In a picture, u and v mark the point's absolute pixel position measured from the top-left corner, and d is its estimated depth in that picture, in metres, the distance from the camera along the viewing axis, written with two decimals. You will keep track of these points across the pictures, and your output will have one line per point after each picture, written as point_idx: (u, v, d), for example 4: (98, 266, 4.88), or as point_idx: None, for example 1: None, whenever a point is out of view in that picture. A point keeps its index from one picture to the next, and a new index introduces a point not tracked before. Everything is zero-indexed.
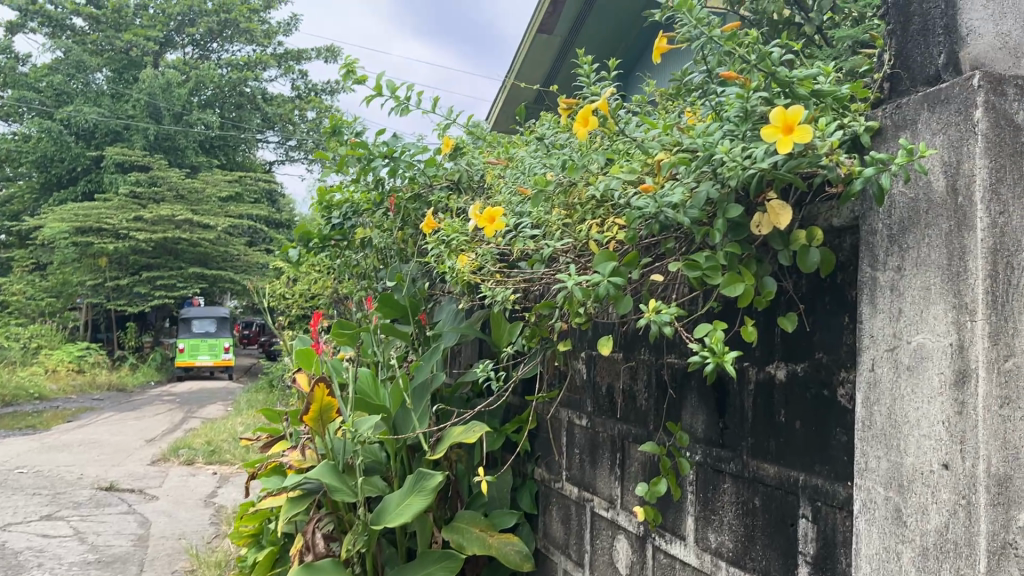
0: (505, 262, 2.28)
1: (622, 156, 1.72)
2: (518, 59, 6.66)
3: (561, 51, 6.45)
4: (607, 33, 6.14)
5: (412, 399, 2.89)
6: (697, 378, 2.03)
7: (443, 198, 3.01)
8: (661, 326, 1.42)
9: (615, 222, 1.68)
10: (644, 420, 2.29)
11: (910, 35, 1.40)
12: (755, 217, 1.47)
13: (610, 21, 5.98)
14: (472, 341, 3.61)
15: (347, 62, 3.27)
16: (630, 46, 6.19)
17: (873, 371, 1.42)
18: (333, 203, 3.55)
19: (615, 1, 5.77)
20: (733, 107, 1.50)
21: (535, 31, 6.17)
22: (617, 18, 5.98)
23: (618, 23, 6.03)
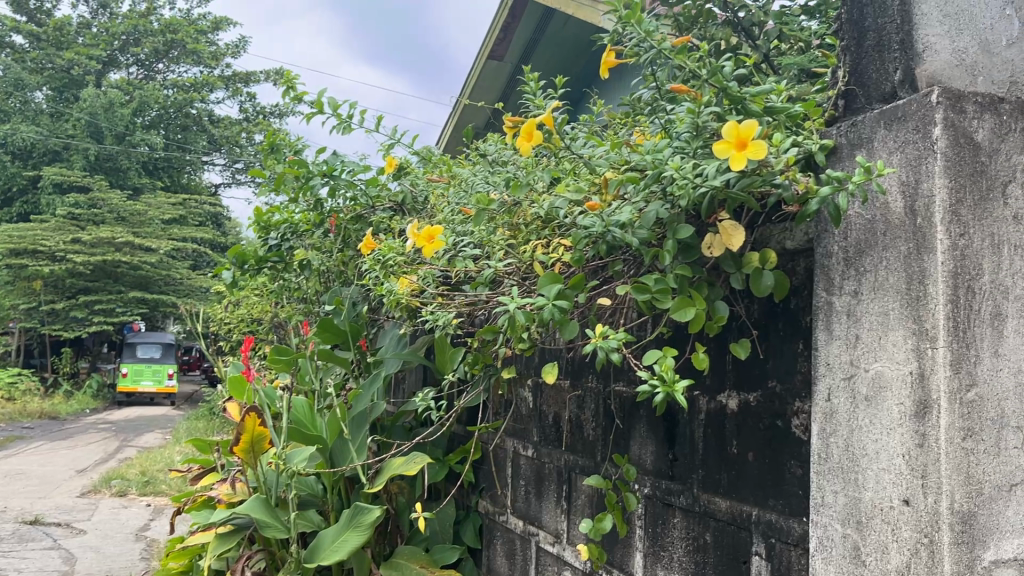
0: (448, 285, 2.18)
1: (569, 174, 1.65)
2: (467, 83, 6.61)
3: (512, 76, 6.42)
4: (557, 60, 6.13)
5: (350, 429, 2.77)
6: (647, 407, 1.95)
7: (386, 220, 2.93)
8: (609, 352, 1.33)
9: (560, 243, 1.60)
10: (591, 450, 2.20)
11: (864, 51, 1.35)
12: (707, 238, 1.40)
13: (561, 47, 5.97)
14: (416, 367, 3.50)
15: (287, 79, 3.16)
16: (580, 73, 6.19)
17: (830, 401, 1.35)
18: (271, 224, 3.30)
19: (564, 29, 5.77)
20: (684, 124, 1.43)
21: (486, 55, 6.13)
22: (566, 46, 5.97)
23: (568, 51, 6.02)
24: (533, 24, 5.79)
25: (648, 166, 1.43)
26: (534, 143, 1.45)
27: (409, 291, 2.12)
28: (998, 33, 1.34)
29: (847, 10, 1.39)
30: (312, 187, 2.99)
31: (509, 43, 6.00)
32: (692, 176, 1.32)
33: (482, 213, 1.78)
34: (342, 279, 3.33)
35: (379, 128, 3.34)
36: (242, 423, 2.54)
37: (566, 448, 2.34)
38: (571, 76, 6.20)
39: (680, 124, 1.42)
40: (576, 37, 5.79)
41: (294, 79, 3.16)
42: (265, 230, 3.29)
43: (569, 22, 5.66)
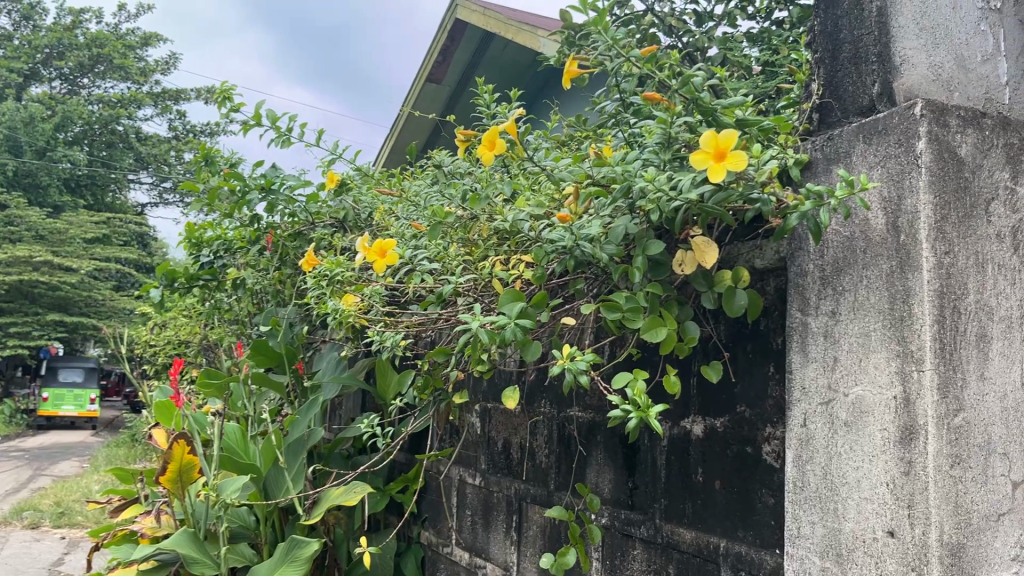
0: (395, 304, 2.07)
1: (530, 188, 1.57)
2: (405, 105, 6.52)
3: (451, 99, 6.36)
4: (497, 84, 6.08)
5: (287, 457, 2.63)
6: (604, 433, 1.88)
7: (327, 237, 2.80)
8: (577, 374, 1.25)
9: (520, 259, 1.52)
10: (544, 478, 2.11)
11: (840, 64, 1.31)
12: (678, 254, 1.33)
13: (499, 71, 5.93)
14: (355, 392, 3.39)
15: (222, 88, 3.01)
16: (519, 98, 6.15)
17: (806, 426, 1.29)
18: (203, 240, 3.14)
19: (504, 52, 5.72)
20: (654, 134, 1.35)
21: (424, 78, 6.05)
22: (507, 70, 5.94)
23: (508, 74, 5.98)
24: (472, 48, 5.75)
25: (617, 178, 1.35)
26: (498, 153, 1.36)
27: (355, 310, 2.00)
28: (973, 49, 1.31)
29: (821, 22, 1.35)
30: (248, 201, 2.83)
31: (447, 67, 5.94)
32: (666, 188, 1.25)
33: (437, 227, 1.68)
34: (279, 298, 3.19)
35: (320, 142, 3.22)
36: (169, 452, 2.37)
37: (517, 475, 2.25)
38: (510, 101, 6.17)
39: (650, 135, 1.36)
40: (514, 62, 5.76)
41: (230, 89, 3.02)
42: (196, 247, 3.12)
43: (508, 47, 5.64)
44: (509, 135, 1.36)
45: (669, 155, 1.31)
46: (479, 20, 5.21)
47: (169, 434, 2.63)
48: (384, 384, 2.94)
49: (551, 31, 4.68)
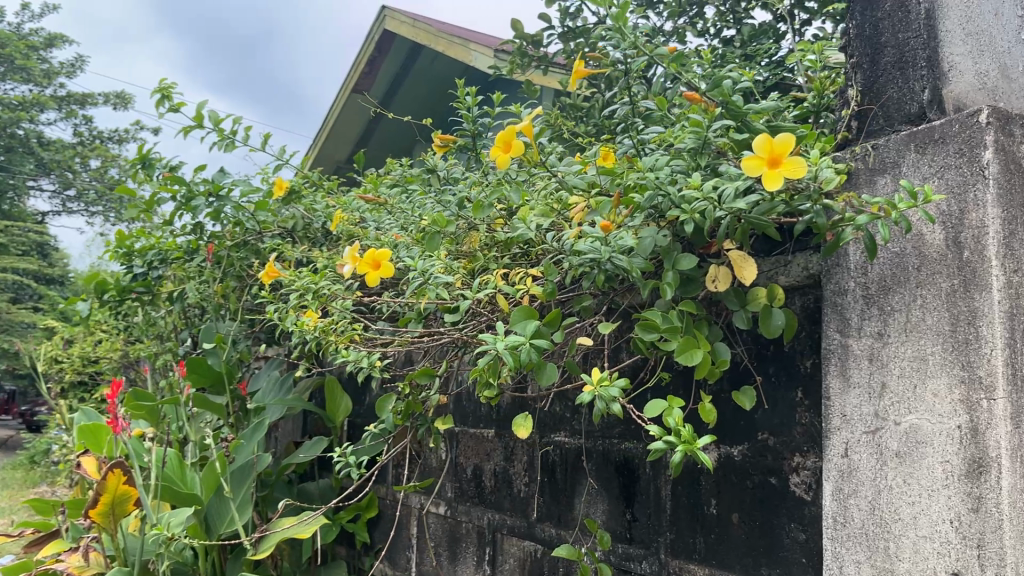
0: (366, 320, 1.92)
1: (536, 198, 1.45)
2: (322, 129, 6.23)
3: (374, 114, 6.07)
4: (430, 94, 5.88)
5: (231, 485, 2.45)
6: (595, 460, 1.76)
7: (279, 247, 2.65)
8: (609, 402, 1.12)
9: (527, 273, 1.39)
10: (524, 508, 1.98)
11: (881, 69, 1.23)
12: (711, 270, 1.22)
13: (429, 84, 5.76)
14: (296, 414, 3.23)
15: (161, 86, 2.79)
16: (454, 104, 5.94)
17: (847, 457, 1.20)
18: (135, 249, 2.87)
19: (434, 65, 5.55)
20: (685, 139, 1.25)
21: (350, 88, 5.74)
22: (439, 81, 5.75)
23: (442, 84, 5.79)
24: (400, 60, 5.54)
25: (644, 185, 1.25)
26: (515, 155, 1.23)
27: (325, 327, 1.84)
28: (1016, 58, 1.22)
29: (857, 24, 1.27)
30: (192, 208, 2.59)
31: (373, 79, 5.67)
32: (706, 197, 1.15)
33: (427, 237, 1.54)
34: (219, 312, 2.97)
35: (265, 147, 3.03)
36: (103, 483, 2.14)
37: (490, 505, 2.11)
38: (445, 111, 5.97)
39: (680, 139, 1.25)
40: (446, 74, 5.61)
41: (169, 87, 2.81)
42: (128, 256, 2.89)
43: (437, 59, 5.49)
44: (527, 136, 1.23)
45: (704, 161, 1.21)
46: (409, 31, 4.98)
47: (101, 461, 2.38)
48: (333, 407, 2.76)
49: (487, 44, 4.52)
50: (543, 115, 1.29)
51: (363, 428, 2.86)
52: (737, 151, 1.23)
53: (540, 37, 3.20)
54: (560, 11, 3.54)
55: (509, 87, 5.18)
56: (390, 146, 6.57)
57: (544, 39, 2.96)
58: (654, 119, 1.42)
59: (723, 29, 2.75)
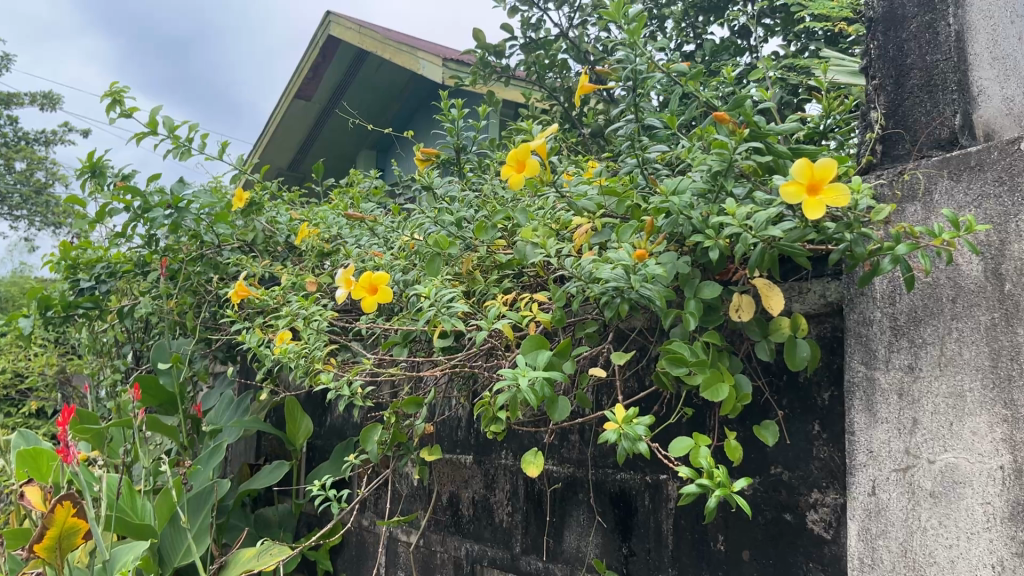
0: (343, 343, 1.82)
1: (540, 220, 1.38)
2: (265, 134, 6.01)
3: (318, 118, 5.84)
4: (377, 98, 5.68)
5: (187, 514, 2.33)
6: (587, 492, 1.69)
7: (238, 261, 2.52)
8: (636, 441, 1.05)
9: (533, 298, 1.31)
10: (506, 539, 1.89)
11: (907, 91, 1.19)
12: (734, 298, 1.16)
13: (374, 90, 5.57)
14: (252, 435, 3.08)
15: (112, 90, 2.64)
16: (403, 106, 5.76)
17: (875, 496, 1.15)
18: (81, 262, 2.71)
19: (379, 70, 5.34)
20: (705, 161, 1.18)
21: (293, 94, 5.50)
22: (385, 85, 5.54)
23: (388, 89, 5.59)
24: (345, 65, 5.30)
25: (663, 208, 1.18)
26: (528, 175, 1.16)
27: (302, 350, 1.74)
28: None
29: (879, 45, 1.23)
30: (147, 220, 2.44)
31: (317, 84, 5.43)
32: (736, 224, 1.09)
33: (421, 259, 1.45)
34: (172, 328, 2.82)
35: (222, 155, 2.88)
36: (50, 515, 2.00)
37: (468, 535, 2.02)
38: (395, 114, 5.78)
39: (699, 160, 1.19)
40: (391, 79, 5.42)
41: (121, 90, 2.66)
42: (74, 269, 2.72)
43: (382, 67, 5.29)
44: (542, 155, 1.16)
45: (727, 185, 1.15)
46: (354, 39, 4.82)
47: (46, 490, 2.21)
48: (293, 429, 2.63)
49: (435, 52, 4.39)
50: (556, 133, 1.21)
51: (324, 451, 2.74)
52: (761, 175, 1.17)
53: (503, 47, 3.12)
54: (521, 21, 3.46)
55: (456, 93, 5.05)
56: (337, 151, 6.38)
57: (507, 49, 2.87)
58: (662, 138, 1.36)
59: (690, 42, 2.70)
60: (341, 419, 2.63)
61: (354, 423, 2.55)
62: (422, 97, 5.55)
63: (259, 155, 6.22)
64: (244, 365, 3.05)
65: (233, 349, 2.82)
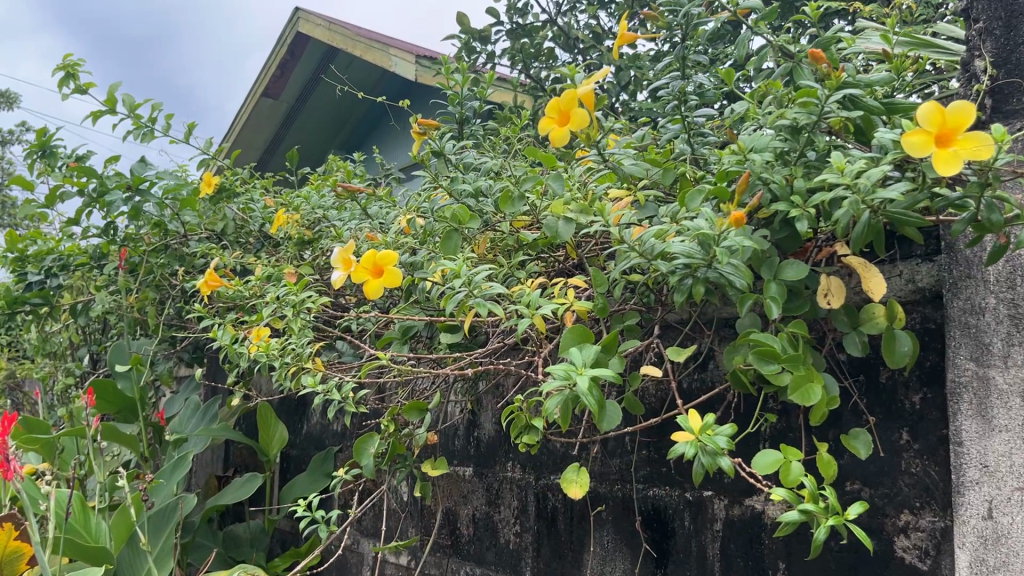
0: (329, 339, 1.59)
1: (573, 192, 1.17)
2: (231, 127, 5.71)
3: (285, 117, 5.55)
4: (347, 96, 5.37)
5: (147, 535, 2.07)
6: (611, 509, 1.47)
7: (208, 252, 2.28)
8: (718, 454, 0.84)
9: (568, 283, 1.10)
10: (515, 563, 1.67)
11: (1021, 33, 0.99)
12: (821, 281, 0.96)
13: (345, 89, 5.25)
14: (221, 443, 2.84)
15: (65, 63, 2.38)
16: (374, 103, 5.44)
17: (992, 520, 0.93)
18: (31, 253, 2.44)
19: (349, 71, 5.02)
20: (785, 116, 0.98)
21: (259, 93, 5.22)
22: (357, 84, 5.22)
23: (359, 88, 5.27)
24: (314, 63, 5.00)
25: (734, 171, 0.97)
26: (574, 129, 0.95)
27: (282, 348, 1.51)
28: None
29: None
30: (102, 205, 2.18)
31: (284, 83, 5.15)
32: (835, 186, 0.88)
33: (428, 237, 1.23)
34: (132, 327, 2.56)
35: (188, 136, 2.63)
36: None
37: (468, 558, 1.80)
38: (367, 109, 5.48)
39: (778, 115, 0.98)
40: (362, 78, 5.10)
41: (75, 64, 2.40)
42: (22, 263, 2.44)
43: (352, 66, 4.95)
44: (590, 105, 0.94)
45: (815, 142, 0.94)
46: (325, 36, 4.51)
47: None
48: (266, 437, 2.39)
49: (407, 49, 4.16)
50: (606, 78, 0.99)
51: (300, 462, 2.50)
52: (853, 132, 0.97)
53: (490, 32, 2.90)
54: (507, 7, 3.26)
55: (429, 90, 4.78)
56: (307, 145, 6.09)
57: (491, 33, 2.65)
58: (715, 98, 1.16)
59: None
60: (319, 427, 2.39)
61: (333, 432, 2.32)
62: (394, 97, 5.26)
63: (226, 149, 5.92)
64: (213, 366, 2.80)
65: (199, 350, 2.57)
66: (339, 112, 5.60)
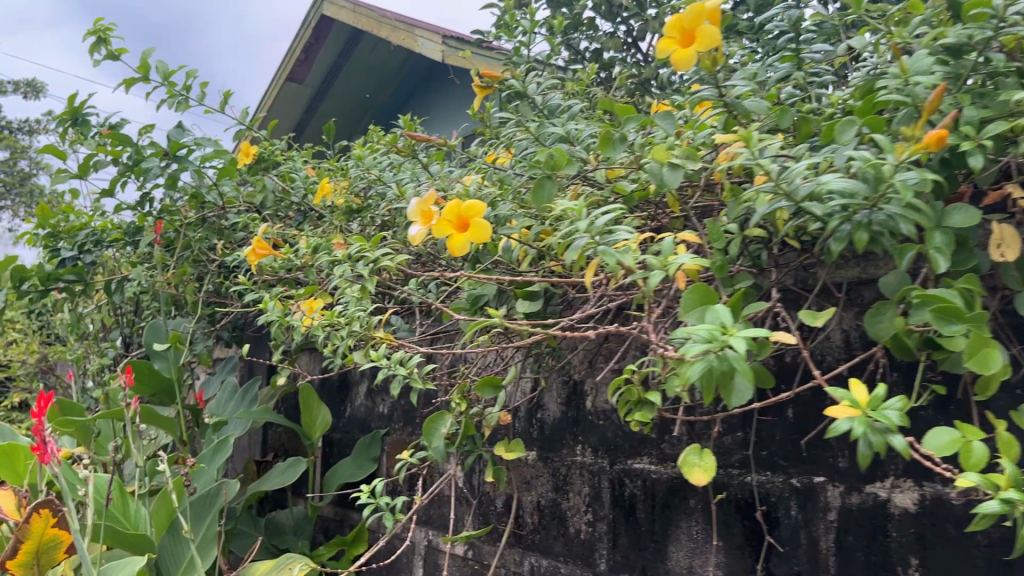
0: (387, 311, 1.46)
1: (678, 138, 1.02)
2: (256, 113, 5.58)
3: (309, 102, 5.42)
4: (367, 81, 5.21)
5: (190, 521, 1.96)
6: (699, 496, 1.34)
7: (248, 224, 2.16)
8: (892, 427, 0.69)
9: (677, 239, 0.96)
10: (587, 556, 1.54)
11: None
12: (992, 229, 0.81)
13: (366, 73, 5.10)
14: (261, 426, 2.74)
15: (96, 28, 2.27)
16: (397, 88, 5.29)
17: None
18: (64, 228, 2.33)
19: (373, 53, 4.88)
20: (948, 36, 0.83)
21: (284, 78, 5.08)
22: (379, 68, 5.07)
23: (380, 72, 5.12)
24: (337, 46, 4.84)
25: (887, 100, 0.83)
26: (699, 49, 0.82)
27: (339, 319, 1.38)
28: None
29: None
30: (137, 174, 2.05)
31: (309, 67, 5.01)
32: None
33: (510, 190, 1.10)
34: (169, 306, 2.45)
35: (224, 106, 2.51)
36: (24, 526, 1.63)
37: (533, 548, 1.67)
38: (391, 94, 5.35)
39: (938, 35, 0.83)
40: (385, 61, 4.96)
41: (106, 29, 2.28)
42: (54, 239, 2.33)
43: (377, 47, 4.81)
44: (717, 21, 0.81)
45: (989, 64, 0.80)
46: (350, 18, 4.34)
47: (21, 493, 1.82)
48: (308, 420, 2.27)
49: (435, 29, 3.99)
50: None
51: (343, 445, 2.38)
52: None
53: None
54: None
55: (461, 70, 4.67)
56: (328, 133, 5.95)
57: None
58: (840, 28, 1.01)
59: None
60: (364, 409, 2.27)
61: (379, 414, 2.21)
62: (419, 79, 5.14)
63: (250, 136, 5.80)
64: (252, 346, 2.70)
65: (239, 329, 2.46)
66: (360, 100, 5.45)
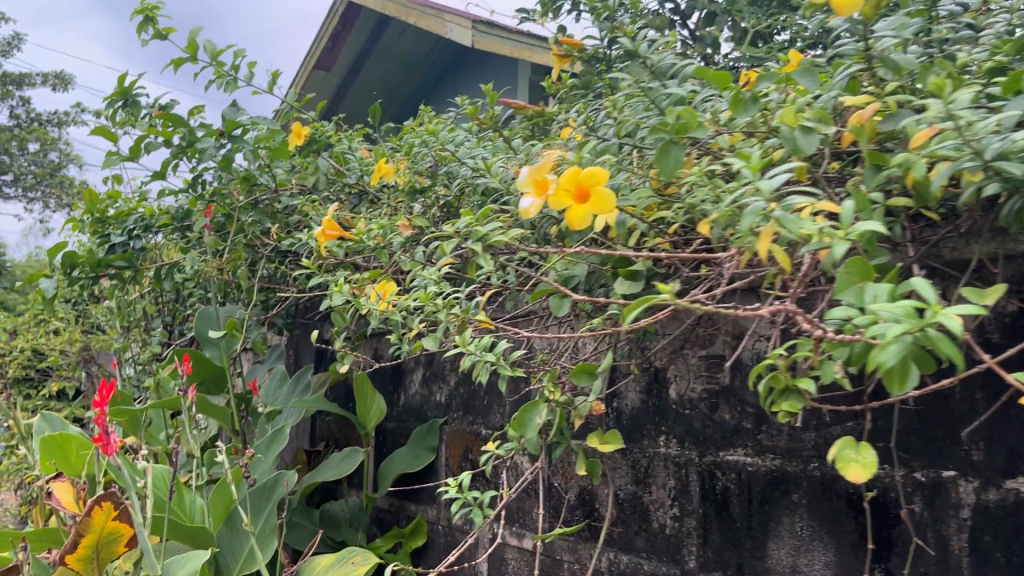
0: (465, 294, 1.38)
1: (810, 97, 0.93)
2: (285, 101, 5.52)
3: (337, 89, 5.33)
4: (393, 66, 5.11)
5: (249, 514, 1.90)
6: (804, 490, 1.25)
7: (303, 206, 2.08)
8: None
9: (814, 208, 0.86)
10: (674, 552, 1.46)
11: None
12: None
13: (394, 59, 5.00)
14: (310, 416, 2.68)
15: (144, 7, 2.20)
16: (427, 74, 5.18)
17: None
18: (113, 213, 2.27)
19: (399, 38, 4.78)
20: None
21: (312, 64, 5.01)
22: (406, 53, 4.96)
23: (407, 58, 5.01)
24: (365, 31, 4.75)
25: None
26: None
27: (420, 302, 1.30)
28: None
29: None
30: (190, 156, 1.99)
31: (337, 54, 4.93)
32: None
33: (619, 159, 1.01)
34: (220, 292, 2.39)
35: (272, 87, 2.44)
36: (85, 519, 1.57)
37: (610, 544, 1.59)
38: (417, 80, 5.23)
39: None
40: (413, 47, 4.85)
41: (154, 8, 2.21)
42: (103, 224, 2.28)
43: (405, 32, 4.70)
44: None
45: None
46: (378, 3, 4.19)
47: (78, 485, 1.76)
48: (363, 409, 2.20)
49: (465, 15, 3.83)
50: None
51: (399, 435, 2.31)
52: None
53: None
54: None
55: (490, 55, 4.54)
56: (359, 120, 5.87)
57: None
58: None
59: None
60: (420, 397, 2.20)
61: (436, 403, 2.13)
62: (446, 65, 5.02)
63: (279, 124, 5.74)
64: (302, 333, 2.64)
65: (291, 315, 2.39)
66: (388, 85, 5.36)
